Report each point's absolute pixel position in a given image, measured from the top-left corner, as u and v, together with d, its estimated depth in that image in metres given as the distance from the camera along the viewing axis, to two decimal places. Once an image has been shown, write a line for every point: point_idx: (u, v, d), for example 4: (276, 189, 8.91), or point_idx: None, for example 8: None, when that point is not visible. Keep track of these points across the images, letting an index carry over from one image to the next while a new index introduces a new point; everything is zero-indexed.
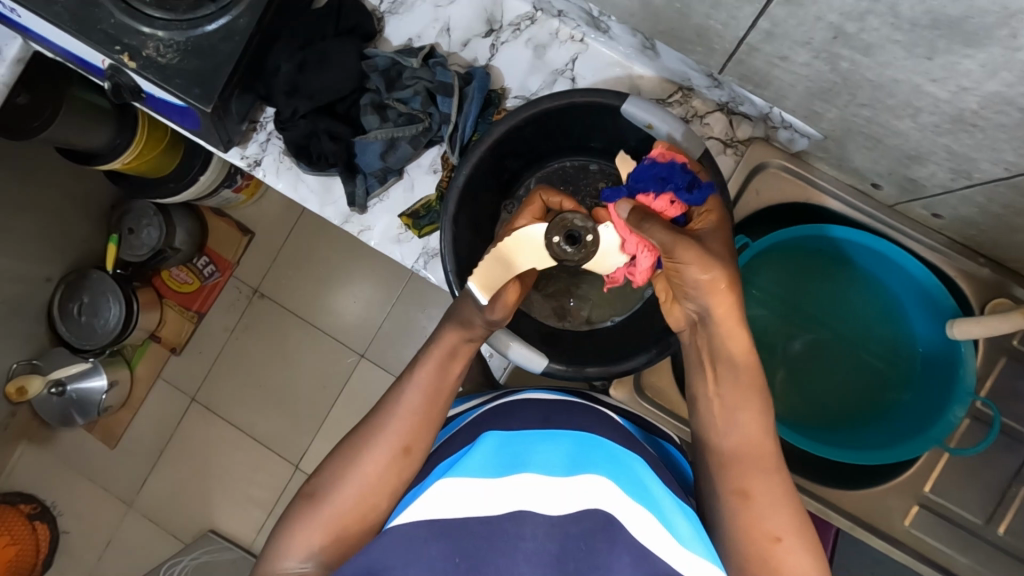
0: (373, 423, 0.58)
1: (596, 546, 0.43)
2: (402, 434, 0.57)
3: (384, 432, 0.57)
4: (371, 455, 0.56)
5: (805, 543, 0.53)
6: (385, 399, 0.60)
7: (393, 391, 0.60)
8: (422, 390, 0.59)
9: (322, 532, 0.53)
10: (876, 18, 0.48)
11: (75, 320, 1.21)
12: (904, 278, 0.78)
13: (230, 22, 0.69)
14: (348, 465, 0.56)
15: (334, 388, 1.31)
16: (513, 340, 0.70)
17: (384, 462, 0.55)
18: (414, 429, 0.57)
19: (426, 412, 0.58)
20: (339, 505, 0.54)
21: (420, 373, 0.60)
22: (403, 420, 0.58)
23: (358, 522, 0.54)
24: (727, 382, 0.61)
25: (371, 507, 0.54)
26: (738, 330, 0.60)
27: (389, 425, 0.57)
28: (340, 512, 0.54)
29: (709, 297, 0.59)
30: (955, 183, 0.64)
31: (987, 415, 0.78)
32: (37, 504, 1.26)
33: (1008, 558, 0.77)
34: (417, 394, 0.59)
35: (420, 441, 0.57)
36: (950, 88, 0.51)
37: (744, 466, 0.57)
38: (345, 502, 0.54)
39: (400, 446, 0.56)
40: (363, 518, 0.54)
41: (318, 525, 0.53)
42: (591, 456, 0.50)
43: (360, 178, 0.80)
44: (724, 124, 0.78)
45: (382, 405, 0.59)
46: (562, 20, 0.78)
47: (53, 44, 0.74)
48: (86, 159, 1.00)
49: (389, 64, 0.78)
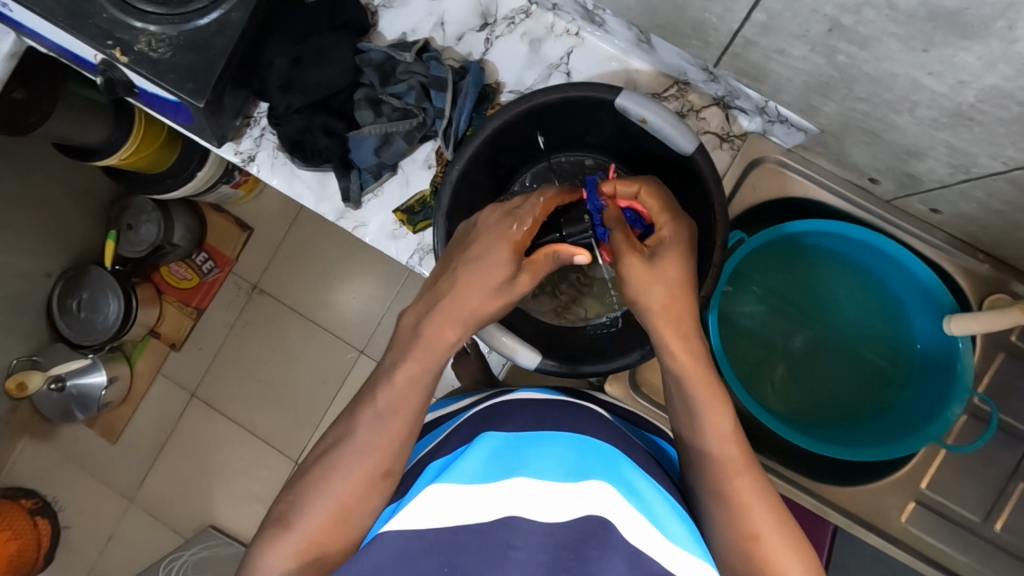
0: (345, 436, 0.56)
1: (588, 553, 0.42)
2: (378, 455, 0.55)
3: (358, 447, 0.55)
4: (345, 473, 0.54)
5: (788, 539, 0.50)
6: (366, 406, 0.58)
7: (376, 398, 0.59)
8: (402, 401, 0.56)
9: (293, 551, 0.52)
10: (872, 10, 0.47)
11: (75, 315, 1.21)
12: (906, 276, 0.77)
13: (222, 16, 0.68)
14: (321, 482, 0.54)
15: (332, 384, 1.31)
16: (525, 347, 0.69)
17: (364, 475, 0.54)
18: (392, 445, 0.55)
19: (402, 426, 0.56)
20: (309, 524, 0.53)
21: (397, 381, 0.57)
22: (381, 435, 0.55)
23: (331, 538, 0.53)
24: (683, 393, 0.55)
25: (347, 516, 0.53)
26: (684, 342, 0.56)
27: (364, 443, 0.55)
28: (310, 530, 0.53)
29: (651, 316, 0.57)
30: (953, 178, 0.63)
31: (986, 411, 0.77)
32: (38, 499, 1.28)
33: (1006, 556, 0.76)
34: (400, 408, 0.56)
35: (394, 460, 0.55)
36: (948, 82, 0.51)
37: (716, 470, 0.53)
38: (314, 521, 0.53)
39: (382, 460, 0.55)
40: (337, 538, 0.53)
41: (290, 548, 0.53)
42: (586, 459, 0.49)
43: (355, 173, 0.79)
44: (721, 119, 0.77)
45: (362, 411, 0.57)
46: (558, 13, 0.77)
47: (45, 39, 0.74)
48: (84, 154, 1.00)
49: (384, 58, 0.77)
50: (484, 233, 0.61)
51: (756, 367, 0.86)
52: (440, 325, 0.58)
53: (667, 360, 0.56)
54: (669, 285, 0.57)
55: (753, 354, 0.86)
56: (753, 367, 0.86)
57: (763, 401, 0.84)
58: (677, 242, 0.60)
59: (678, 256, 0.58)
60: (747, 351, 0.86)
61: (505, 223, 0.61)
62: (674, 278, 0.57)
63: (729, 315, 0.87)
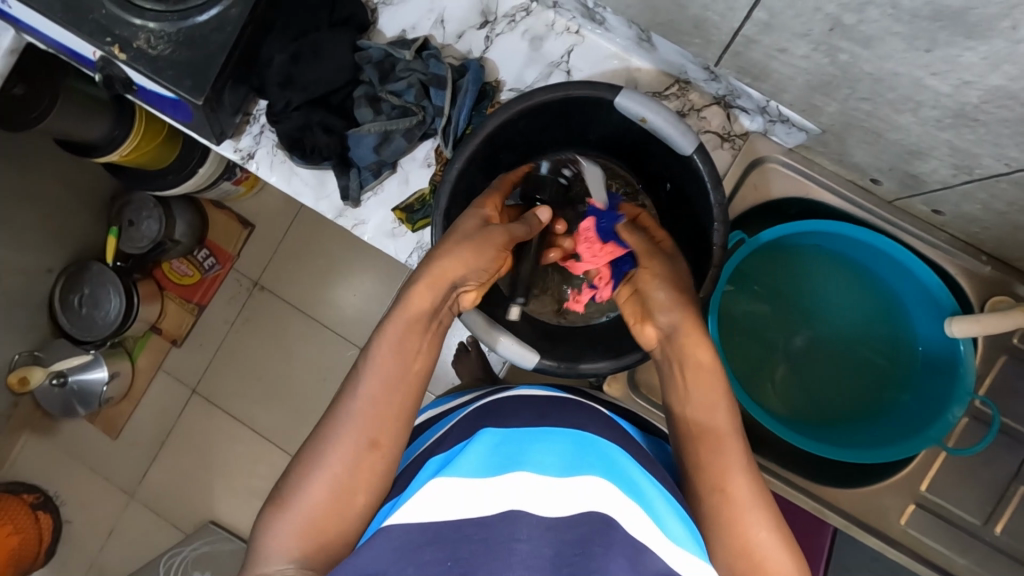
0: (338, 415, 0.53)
1: (592, 549, 0.41)
2: (368, 426, 0.52)
3: (350, 421, 0.52)
4: (338, 449, 0.51)
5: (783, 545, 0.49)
6: (342, 393, 0.55)
7: (351, 382, 0.55)
8: (386, 377, 0.55)
9: (296, 534, 0.49)
10: (876, 9, 0.47)
11: (76, 311, 1.21)
12: (907, 277, 0.77)
13: (221, 12, 0.68)
14: (318, 460, 0.51)
15: (333, 381, 1.30)
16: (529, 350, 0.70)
17: (354, 454, 0.51)
18: (381, 418, 0.53)
19: (388, 398, 0.54)
20: (310, 505, 0.49)
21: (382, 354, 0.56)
22: (370, 408, 0.53)
23: (333, 518, 0.49)
24: (689, 383, 0.58)
25: (348, 496, 0.50)
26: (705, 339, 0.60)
27: (354, 417, 0.53)
28: (312, 511, 0.49)
29: (677, 312, 0.62)
30: (957, 179, 0.62)
31: (987, 414, 0.77)
32: (39, 494, 1.29)
33: (1005, 558, 0.76)
34: (379, 383, 0.54)
35: (387, 431, 0.53)
36: (951, 82, 0.50)
37: (709, 468, 0.53)
38: (315, 500, 0.50)
39: (367, 438, 0.52)
40: (339, 518, 0.50)
41: (290, 530, 0.49)
42: (587, 456, 0.49)
43: (354, 171, 0.79)
44: (723, 118, 0.76)
45: (342, 395, 0.55)
46: (559, 11, 0.76)
47: (45, 35, 0.74)
48: (85, 150, 0.99)
49: (383, 56, 0.77)
50: (453, 226, 0.64)
51: (756, 366, 0.85)
52: (418, 292, 0.58)
53: (686, 346, 0.60)
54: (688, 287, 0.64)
55: (752, 353, 0.86)
56: (752, 368, 0.85)
57: (764, 401, 0.84)
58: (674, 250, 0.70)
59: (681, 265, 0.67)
60: (746, 349, 0.86)
61: (473, 211, 0.65)
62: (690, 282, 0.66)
63: (730, 313, 0.86)
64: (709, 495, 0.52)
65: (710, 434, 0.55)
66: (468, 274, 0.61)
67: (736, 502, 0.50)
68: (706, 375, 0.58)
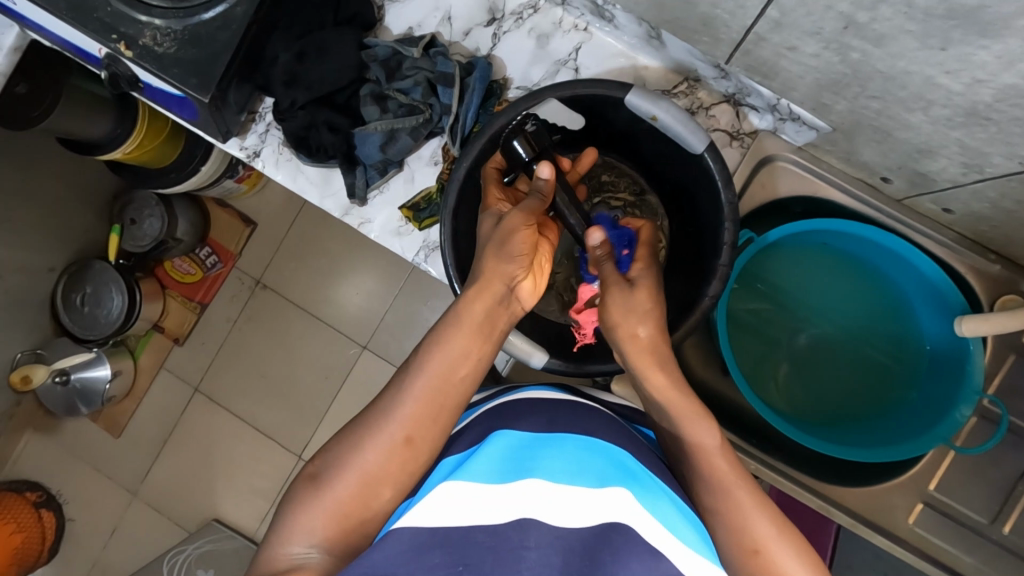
0: (380, 405, 0.53)
1: (601, 559, 0.41)
2: (408, 422, 0.52)
3: (389, 416, 0.52)
4: (372, 442, 0.51)
5: (790, 547, 0.49)
6: (391, 384, 0.55)
7: (401, 376, 0.55)
8: (436, 387, 0.53)
9: (323, 517, 0.49)
10: (889, 7, 0.46)
11: (79, 310, 1.21)
12: (914, 274, 0.77)
13: (227, 10, 0.68)
14: (351, 448, 0.51)
15: (336, 379, 1.30)
16: (539, 349, 0.70)
17: (386, 451, 0.51)
18: (423, 419, 0.52)
19: (435, 408, 0.53)
20: (340, 491, 0.49)
21: (434, 363, 0.54)
22: (416, 408, 0.52)
23: (361, 506, 0.49)
24: (661, 410, 0.59)
25: (376, 489, 0.50)
26: (660, 370, 0.59)
27: (397, 412, 0.52)
28: (340, 498, 0.49)
29: (626, 343, 0.61)
30: (967, 177, 0.62)
31: (995, 413, 0.77)
32: (42, 492, 1.29)
33: (1012, 558, 0.76)
34: (429, 384, 0.53)
35: (427, 432, 0.52)
36: (964, 80, 0.50)
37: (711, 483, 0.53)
38: (344, 489, 0.49)
39: (402, 436, 0.51)
40: (366, 506, 0.50)
41: (318, 514, 0.49)
42: (600, 465, 0.49)
43: (360, 169, 0.78)
44: (731, 116, 0.76)
45: (390, 389, 0.54)
46: (566, 9, 0.76)
47: (49, 33, 0.73)
48: (87, 149, 0.99)
49: (390, 54, 0.77)
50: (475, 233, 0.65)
51: (761, 362, 0.86)
52: (469, 304, 0.57)
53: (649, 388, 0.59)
54: (652, 315, 0.62)
55: (757, 350, 0.86)
56: (756, 366, 0.86)
57: (766, 399, 0.84)
58: (650, 269, 0.66)
59: (651, 289, 0.63)
60: (751, 347, 0.86)
61: (489, 212, 0.65)
62: (652, 302, 0.62)
63: (732, 311, 0.87)
64: (714, 499, 0.52)
65: (694, 450, 0.55)
66: (515, 273, 0.60)
67: (737, 518, 0.50)
68: (678, 409, 0.57)
